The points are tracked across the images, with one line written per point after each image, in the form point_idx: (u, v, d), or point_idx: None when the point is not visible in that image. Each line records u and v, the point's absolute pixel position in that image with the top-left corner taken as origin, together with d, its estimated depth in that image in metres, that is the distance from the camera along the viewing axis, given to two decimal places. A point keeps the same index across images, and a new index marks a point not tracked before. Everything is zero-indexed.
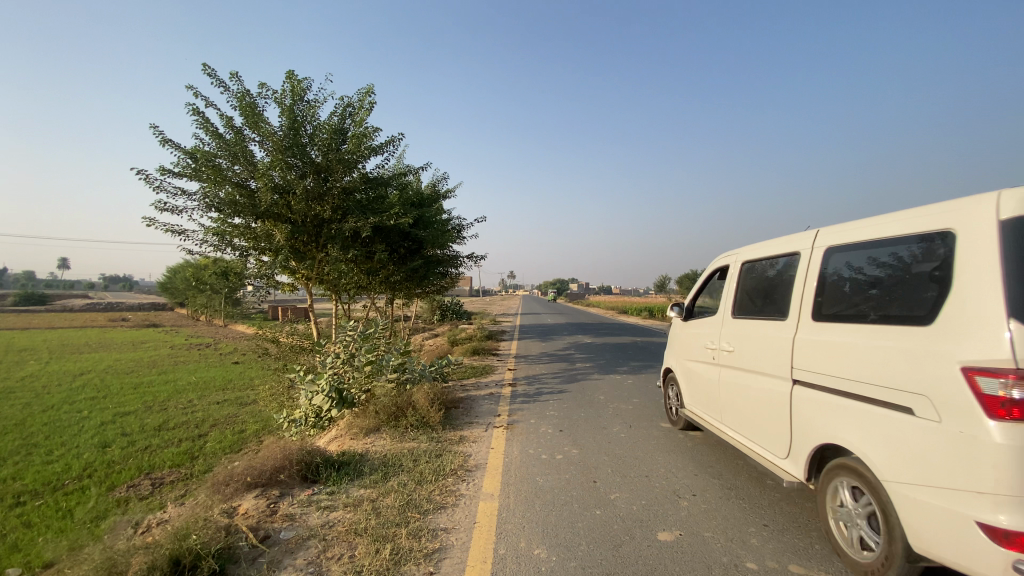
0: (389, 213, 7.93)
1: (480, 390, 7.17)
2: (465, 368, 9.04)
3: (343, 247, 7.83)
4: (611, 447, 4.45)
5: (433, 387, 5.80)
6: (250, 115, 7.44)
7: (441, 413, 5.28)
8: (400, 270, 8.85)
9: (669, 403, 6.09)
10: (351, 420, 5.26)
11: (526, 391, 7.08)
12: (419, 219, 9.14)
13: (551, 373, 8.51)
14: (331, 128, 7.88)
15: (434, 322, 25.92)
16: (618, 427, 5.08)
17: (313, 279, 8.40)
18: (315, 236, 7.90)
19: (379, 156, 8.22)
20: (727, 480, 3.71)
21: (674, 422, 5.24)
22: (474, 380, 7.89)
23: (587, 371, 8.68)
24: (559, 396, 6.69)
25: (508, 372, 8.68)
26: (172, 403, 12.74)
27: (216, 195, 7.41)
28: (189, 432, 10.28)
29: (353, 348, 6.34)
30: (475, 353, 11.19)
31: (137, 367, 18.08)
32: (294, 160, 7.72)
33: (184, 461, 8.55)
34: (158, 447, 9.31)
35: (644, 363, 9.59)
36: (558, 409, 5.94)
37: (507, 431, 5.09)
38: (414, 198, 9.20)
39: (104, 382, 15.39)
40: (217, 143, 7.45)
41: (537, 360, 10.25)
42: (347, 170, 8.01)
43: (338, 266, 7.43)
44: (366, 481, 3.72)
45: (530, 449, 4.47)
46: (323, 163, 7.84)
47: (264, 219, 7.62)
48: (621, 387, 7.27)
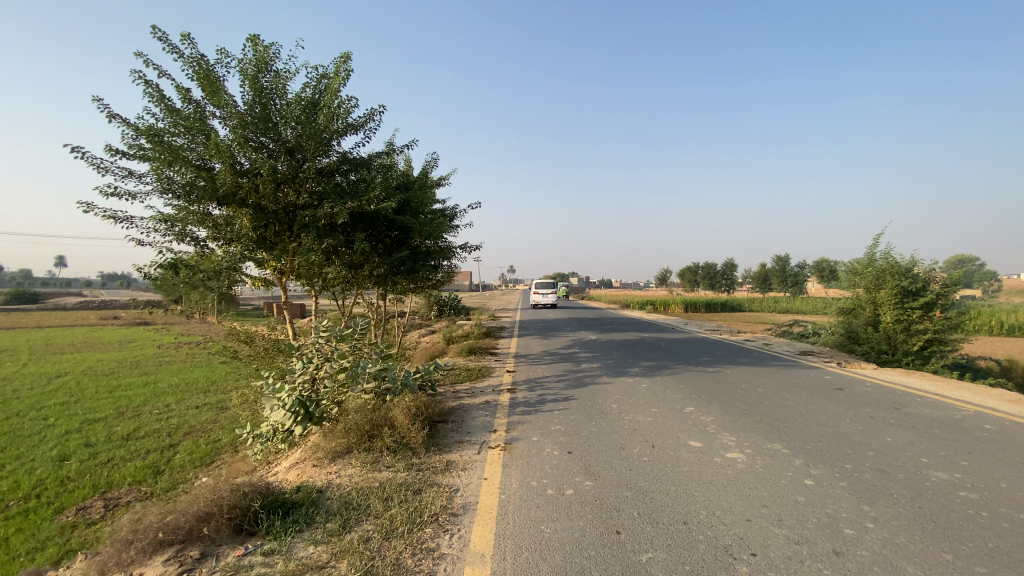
0: (369, 196, 6.96)
1: (474, 397, 6.26)
2: (459, 371, 8.12)
3: (316, 236, 6.86)
4: (634, 478, 3.56)
5: (416, 398, 4.89)
6: (209, 86, 6.53)
7: (425, 432, 4.38)
8: (384, 264, 7.80)
9: (695, 415, 5.21)
10: (317, 442, 4.37)
11: (527, 398, 6.20)
12: (406, 206, 8.16)
13: (555, 375, 7.61)
14: (302, 102, 6.94)
15: (431, 318, 25.04)
16: (640, 448, 4.20)
17: (286, 274, 7.40)
18: (286, 225, 6.95)
19: (358, 134, 7.28)
20: (793, 528, 2.82)
21: (705, 440, 4.37)
22: (468, 385, 7.00)
23: (595, 373, 7.80)
24: (565, 403, 5.83)
25: (507, 375, 7.79)
26: (146, 409, 11.84)
27: (169, 177, 6.47)
28: (159, 442, 9.39)
29: (326, 354, 5.42)
30: (471, 353, 10.29)
31: (117, 368, 17.14)
32: (261, 137, 6.81)
33: (147, 477, 7.67)
34: (121, 461, 8.44)
35: (657, 363, 8.71)
36: (565, 422, 5.07)
37: (504, 452, 4.20)
38: (400, 183, 8.22)
39: (79, 386, 14.47)
40: (171, 118, 6.56)
41: (538, 360, 9.37)
42: (322, 149, 7.10)
43: (310, 257, 6.46)
44: (318, 535, 2.82)
45: (533, 482, 3.58)
46: (294, 140, 6.91)
47: (227, 205, 6.70)
48: (635, 392, 6.40)
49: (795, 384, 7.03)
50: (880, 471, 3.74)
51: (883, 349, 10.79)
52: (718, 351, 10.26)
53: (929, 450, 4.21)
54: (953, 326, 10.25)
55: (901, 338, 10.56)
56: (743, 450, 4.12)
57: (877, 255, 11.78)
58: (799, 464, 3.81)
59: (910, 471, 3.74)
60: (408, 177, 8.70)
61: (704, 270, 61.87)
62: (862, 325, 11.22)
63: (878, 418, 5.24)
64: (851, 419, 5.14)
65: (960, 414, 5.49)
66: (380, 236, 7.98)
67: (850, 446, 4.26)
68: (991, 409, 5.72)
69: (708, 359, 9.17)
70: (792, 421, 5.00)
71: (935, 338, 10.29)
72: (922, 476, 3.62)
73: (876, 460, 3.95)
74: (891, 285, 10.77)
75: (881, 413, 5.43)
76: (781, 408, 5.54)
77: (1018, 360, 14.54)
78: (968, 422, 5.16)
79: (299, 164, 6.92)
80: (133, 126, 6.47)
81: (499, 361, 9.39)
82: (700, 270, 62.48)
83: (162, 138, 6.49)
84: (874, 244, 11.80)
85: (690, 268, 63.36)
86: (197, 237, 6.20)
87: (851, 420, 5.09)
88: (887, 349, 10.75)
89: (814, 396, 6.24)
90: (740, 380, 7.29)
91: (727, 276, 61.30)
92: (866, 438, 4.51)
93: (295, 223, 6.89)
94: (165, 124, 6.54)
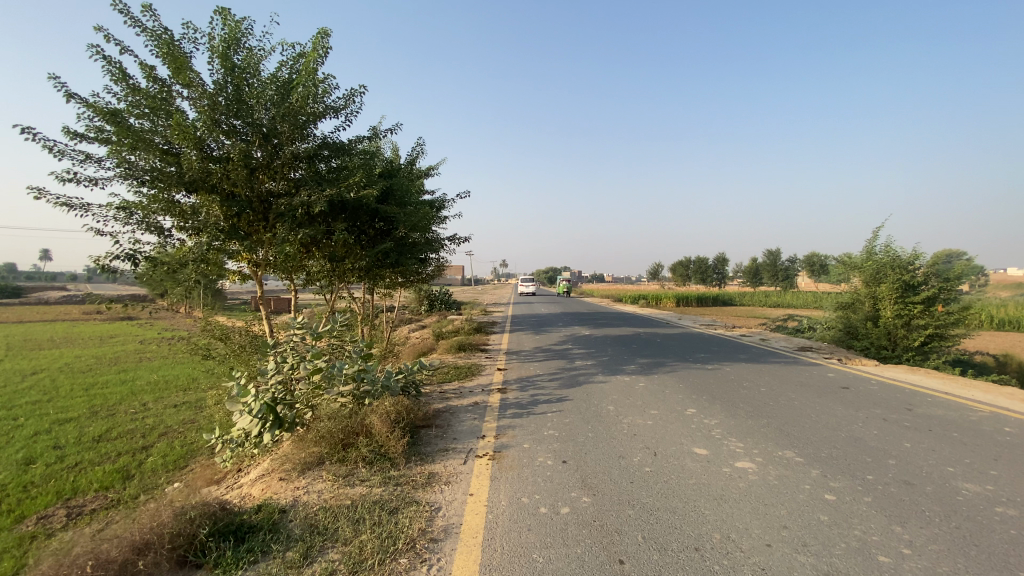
0: (348, 182, 6.50)
1: (462, 398, 5.87)
2: (447, 369, 7.72)
3: (292, 226, 6.42)
4: (637, 494, 3.20)
5: (397, 401, 4.50)
6: (175, 64, 6.05)
7: (405, 440, 3.99)
8: (367, 256, 7.34)
9: (698, 417, 4.86)
10: (287, 452, 3.97)
11: (518, 398, 5.83)
12: (390, 194, 7.68)
13: (548, 374, 7.23)
14: (278, 82, 6.47)
15: (421, 313, 24.58)
16: (641, 457, 3.84)
17: (261, 267, 6.95)
18: (260, 214, 6.50)
19: (338, 117, 6.83)
20: (820, 556, 2.48)
21: (711, 447, 4.02)
22: (457, 385, 6.61)
23: (589, 371, 7.44)
24: (559, 405, 5.45)
25: (497, 373, 7.41)
26: (121, 408, 11.33)
27: (131, 163, 5.99)
28: (131, 443, 8.90)
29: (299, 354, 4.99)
30: (461, 349, 9.89)
31: (95, 365, 16.54)
32: (233, 120, 6.35)
33: (115, 483, 7.19)
34: (89, 464, 7.94)
35: (654, 360, 8.37)
36: (559, 426, 4.70)
37: (493, 462, 3.83)
38: (384, 169, 7.73)
39: (53, 383, 13.91)
40: (134, 98, 6.07)
41: (530, 357, 8.99)
42: (299, 133, 6.63)
43: (284, 249, 6.02)
44: (274, 568, 2.43)
45: (524, 498, 3.20)
46: (268, 124, 6.44)
47: (196, 193, 6.23)
48: (633, 392, 6.05)
49: (799, 383, 6.71)
50: (906, 483, 3.40)
51: (883, 344, 10.51)
52: (715, 348, 9.96)
53: (953, 458, 3.89)
54: (955, 321, 9.97)
55: (901, 333, 10.28)
56: (753, 459, 3.78)
57: (877, 248, 11.47)
58: (817, 476, 3.46)
59: (938, 482, 3.41)
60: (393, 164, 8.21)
61: (696, 264, 61.84)
62: (862, 320, 10.96)
63: (891, 420, 4.93)
64: (863, 421, 4.82)
65: (975, 415, 5.18)
66: (362, 226, 7.52)
67: (868, 454, 3.92)
68: (1007, 410, 5.42)
69: (706, 356, 8.84)
70: (802, 424, 4.67)
71: (936, 333, 10.02)
72: (952, 489, 3.29)
73: (898, 471, 3.61)
74: (892, 279, 10.48)
75: (894, 415, 5.11)
76: (788, 410, 5.20)
77: (1014, 355, 14.38)
78: (986, 424, 4.85)
79: (274, 149, 6.46)
80: (91, 107, 5.96)
81: (489, 358, 9.00)
82: (693, 264, 62.50)
83: (124, 120, 6.00)
84: (874, 237, 11.50)
85: (682, 262, 63.27)
86: (160, 227, 5.73)
87: (864, 423, 4.77)
88: (887, 345, 10.48)
89: (821, 395, 5.92)
90: (742, 378, 6.96)
91: (719, 271, 61.26)
92: (883, 443, 4.19)
93: (270, 212, 6.47)
94: (126, 104, 6.04)
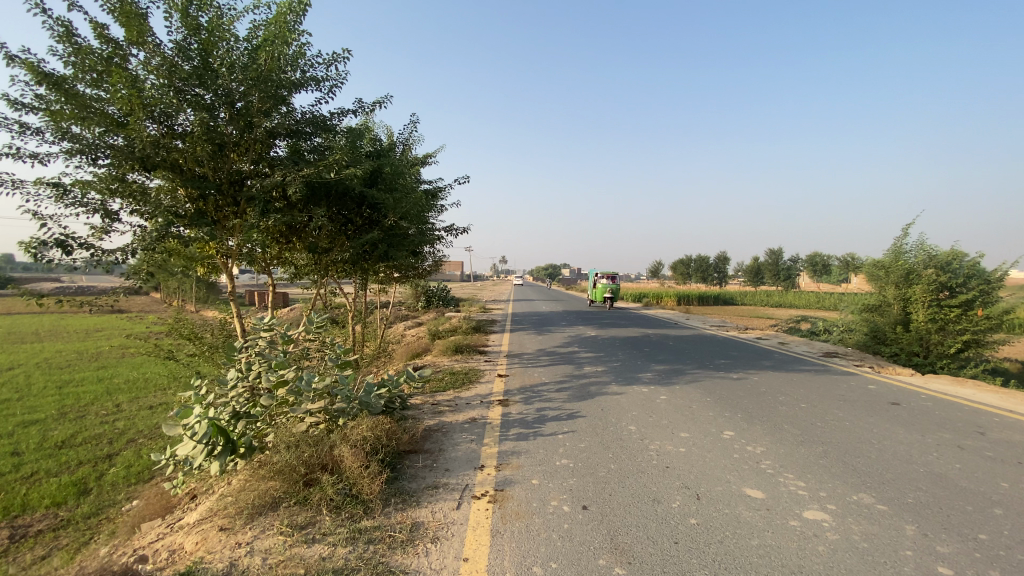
0: (328, 161, 5.63)
1: (458, 413, 5.06)
2: (441, 375, 6.89)
3: (264, 211, 5.59)
4: (687, 564, 2.40)
5: (377, 423, 3.69)
6: (128, 19, 5.18)
7: (383, 476, 3.18)
8: (351, 248, 6.45)
9: (740, 444, 4.07)
10: (234, 492, 3.13)
11: (523, 413, 5.04)
12: (379, 178, 6.78)
13: (554, 383, 6.42)
14: (251, 45, 5.64)
15: (418, 309, 23.83)
16: (683, 503, 3.03)
17: (232, 259, 6.12)
18: (229, 198, 5.70)
19: (319, 89, 5.97)
20: None
21: (767, 489, 3.23)
22: (453, 395, 5.81)
23: (601, 379, 6.64)
24: (571, 423, 4.66)
25: (499, 380, 6.60)
26: (92, 409, 10.45)
27: (74, 135, 5.11)
28: (96, 451, 8.05)
29: (263, 365, 4.19)
30: (458, 351, 9.06)
31: (74, 361, 15.62)
32: (199, 89, 5.52)
33: (69, 498, 6.28)
34: (44, 475, 7.06)
35: (670, 366, 7.60)
36: (573, 453, 3.90)
37: (494, 506, 3.03)
38: (372, 150, 6.84)
39: (25, 380, 12.99)
40: (78, 60, 5.20)
41: (534, 362, 8.18)
42: (274, 105, 5.80)
43: (251, 236, 5.19)
44: None
45: (536, 567, 2.39)
46: (239, 93, 5.60)
47: (154, 171, 5.38)
48: (655, 406, 5.26)
49: (841, 397, 5.92)
50: None
51: (914, 351, 9.74)
52: (735, 352, 9.19)
53: None
54: (995, 326, 9.22)
55: (935, 339, 9.52)
56: (824, 508, 3.00)
57: (905, 247, 10.75)
58: (917, 538, 2.68)
59: None
60: (386, 145, 7.29)
61: (698, 262, 61.12)
62: (890, 324, 10.19)
63: (968, 449, 4.14)
64: (937, 452, 4.03)
65: None
66: (347, 213, 6.64)
67: (965, 501, 3.14)
68: None
69: (727, 362, 8.04)
70: (867, 455, 3.88)
71: (974, 339, 9.26)
72: None
73: (1013, 526, 2.83)
74: (927, 280, 9.70)
75: (968, 442, 4.33)
76: (842, 433, 4.42)
77: None
78: None
79: (245, 124, 5.66)
80: (30, 70, 5.09)
81: (490, 362, 8.17)
82: (694, 263, 61.75)
83: (69, 86, 5.16)
84: (902, 237, 10.78)
85: (683, 260, 62.44)
86: (106, 210, 4.88)
87: (939, 454, 3.98)
88: (919, 351, 9.71)
89: (873, 414, 5.12)
90: (774, 389, 6.17)
91: (720, 269, 60.49)
92: (976, 484, 3.39)
93: (241, 196, 5.68)
94: (72, 68, 5.18)
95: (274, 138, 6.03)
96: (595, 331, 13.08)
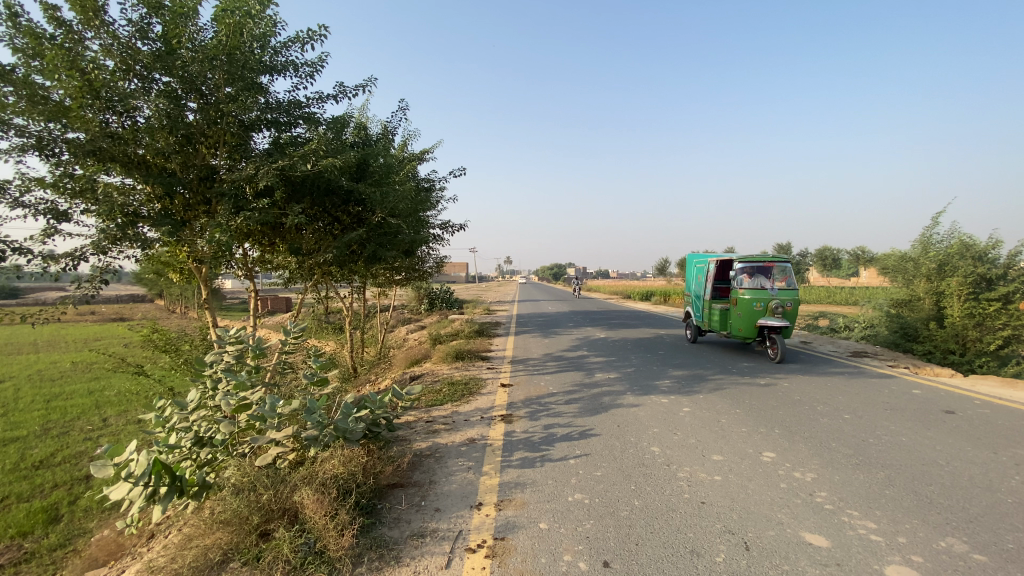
0: (303, 151, 5.05)
1: (455, 432, 4.46)
2: (439, 386, 6.27)
3: (236, 209, 5.08)
4: None
5: (353, 456, 3.11)
6: None
7: (355, 526, 2.59)
8: (335, 248, 5.86)
9: (785, 470, 3.43)
10: (175, 549, 2.56)
11: (529, 430, 4.45)
12: (365, 170, 6.16)
13: (563, 394, 5.76)
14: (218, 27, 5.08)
15: (420, 312, 23.19)
16: (729, 557, 2.42)
17: (205, 265, 5.58)
18: (199, 197, 5.25)
19: (296, 74, 5.41)
20: None
21: (831, 534, 2.61)
22: (450, 410, 5.20)
23: (615, 389, 5.98)
24: (584, 444, 4.05)
25: (502, 391, 6.02)
26: (77, 425, 9.92)
27: (20, 128, 4.56)
28: (73, 472, 7.51)
29: (228, 389, 3.65)
30: (458, 358, 8.45)
31: (67, 373, 15.13)
32: (162, 77, 4.98)
33: (37, 526, 5.72)
34: (15, 500, 6.53)
35: (688, 371, 6.97)
36: (588, 484, 3.29)
37: (491, 563, 2.43)
38: (358, 139, 6.23)
39: (14, 394, 12.51)
40: (24, 44, 4.63)
41: (539, 369, 7.52)
42: (249, 94, 5.26)
43: (216, 235, 4.67)
44: None
45: None
46: (207, 80, 5.05)
47: (115, 168, 4.86)
48: (678, 421, 4.65)
49: (884, 404, 5.26)
50: None
51: (950, 349, 8.97)
52: (756, 353, 8.54)
53: None
54: None
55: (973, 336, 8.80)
56: (908, 560, 2.38)
57: (935, 237, 10.00)
58: None
59: None
60: (375, 135, 6.71)
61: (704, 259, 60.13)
62: (922, 321, 9.49)
63: None
64: (1020, 475, 3.38)
65: None
66: (330, 210, 6.07)
67: None
68: None
69: (751, 365, 7.35)
70: (940, 483, 3.24)
71: (1014, 335, 8.52)
72: None
73: None
74: (963, 272, 9.00)
75: None
76: (900, 452, 3.78)
77: None
78: None
79: (215, 114, 5.13)
80: None
81: (492, 370, 7.54)
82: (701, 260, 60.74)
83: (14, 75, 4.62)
84: (931, 226, 10.03)
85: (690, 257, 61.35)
86: (52, 210, 4.36)
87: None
88: (955, 349, 8.95)
89: (928, 427, 4.45)
90: (809, 398, 5.49)
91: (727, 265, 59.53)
92: None
93: (213, 195, 5.16)
94: (18, 55, 4.63)
95: (250, 130, 5.50)
96: (605, 333, 12.43)
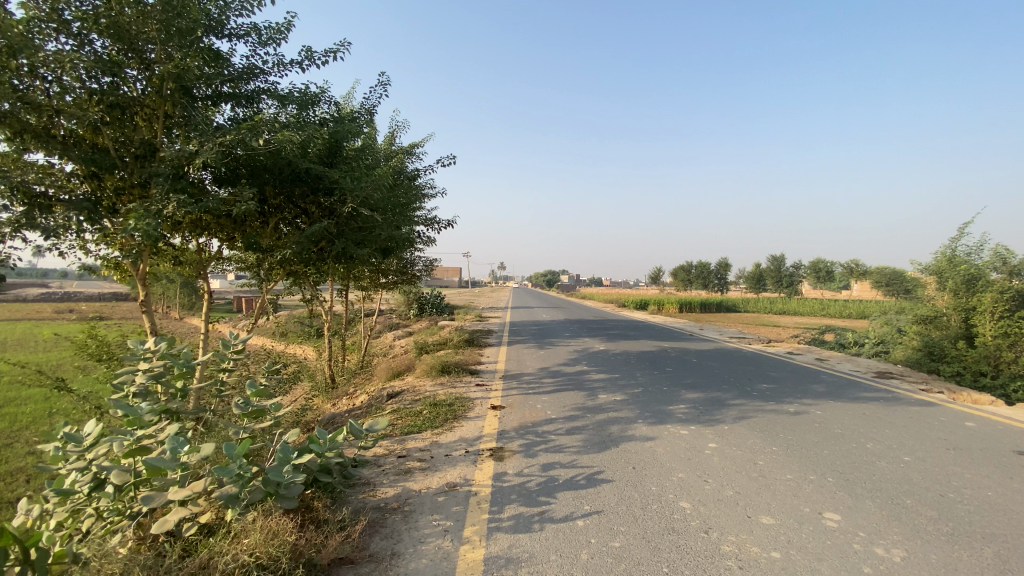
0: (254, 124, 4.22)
1: (431, 473, 3.58)
2: (419, 408, 5.37)
3: (174, 192, 4.21)
4: None
5: (280, 530, 2.25)
6: None
7: None
8: (296, 243, 4.98)
9: (863, 545, 2.59)
10: None
11: (523, 473, 3.59)
12: (335, 154, 5.29)
13: (563, 422, 4.89)
14: None
15: (410, 318, 22.23)
16: None
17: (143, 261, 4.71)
18: (135, 178, 4.39)
19: (257, 41, 4.61)
20: None
21: None
22: (428, 441, 4.30)
23: (623, 415, 5.13)
24: (593, 496, 3.20)
25: (491, 414, 5.16)
26: (21, 437, 8.88)
27: None
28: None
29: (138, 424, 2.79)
30: (444, 372, 7.57)
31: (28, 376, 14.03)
32: (94, 35, 4.15)
33: None
34: None
35: (703, 393, 6.14)
36: (603, 563, 2.44)
37: None
38: (330, 118, 5.37)
39: None
40: None
41: (534, 387, 6.65)
42: (202, 60, 4.44)
43: (140, 222, 3.79)
44: None
45: None
46: (149, 41, 4.23)
47: (28, 139, 3.99)
48: (705, 461, 3.81)
49: (943, 441, 4.44)
50: None
51: (981, 371, 8.11)
52: (773, 373, 7.74)
53: None
54: None
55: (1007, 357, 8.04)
56: None
57: (959, 249, 9.26)
58: None
59: None
60: (352, 116, 5.86)
61: (699, 268, 59.63)
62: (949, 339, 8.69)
63: None
64: None
65: None
66: (296, 200, 5.23)
67: None
68: None
69: (772, 388, 6.53)
70: None
71: None
72: None
73: None
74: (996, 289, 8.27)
75: None
76: (998, 515, 2.95)
77: None
78: None
79: (158, 81, 4.31)
80: None
81: (481, 387, 6.65)
82: (695, 269, 60.25)
83: None
84: (957, 238, 9.27)
85: (685, 266, 60.82)
86: None
87: None
88: (988, 371, 8.04)
89: (1009, 475, 3.62)
90: (852, 431, 4.66)
91: (721, 276, 59.04)
92: None
93: (150, 176, 4.31)
94: None
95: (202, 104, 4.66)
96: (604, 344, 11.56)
